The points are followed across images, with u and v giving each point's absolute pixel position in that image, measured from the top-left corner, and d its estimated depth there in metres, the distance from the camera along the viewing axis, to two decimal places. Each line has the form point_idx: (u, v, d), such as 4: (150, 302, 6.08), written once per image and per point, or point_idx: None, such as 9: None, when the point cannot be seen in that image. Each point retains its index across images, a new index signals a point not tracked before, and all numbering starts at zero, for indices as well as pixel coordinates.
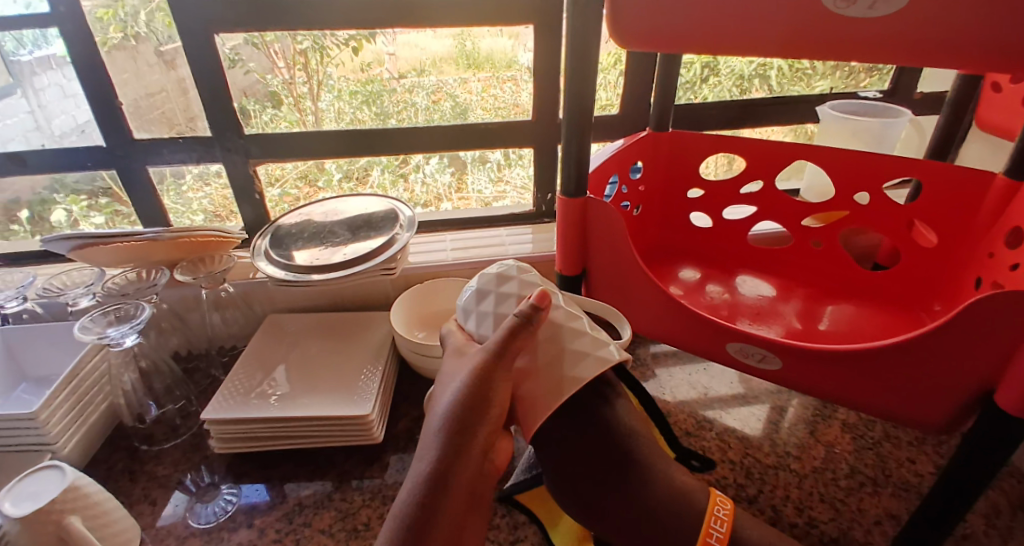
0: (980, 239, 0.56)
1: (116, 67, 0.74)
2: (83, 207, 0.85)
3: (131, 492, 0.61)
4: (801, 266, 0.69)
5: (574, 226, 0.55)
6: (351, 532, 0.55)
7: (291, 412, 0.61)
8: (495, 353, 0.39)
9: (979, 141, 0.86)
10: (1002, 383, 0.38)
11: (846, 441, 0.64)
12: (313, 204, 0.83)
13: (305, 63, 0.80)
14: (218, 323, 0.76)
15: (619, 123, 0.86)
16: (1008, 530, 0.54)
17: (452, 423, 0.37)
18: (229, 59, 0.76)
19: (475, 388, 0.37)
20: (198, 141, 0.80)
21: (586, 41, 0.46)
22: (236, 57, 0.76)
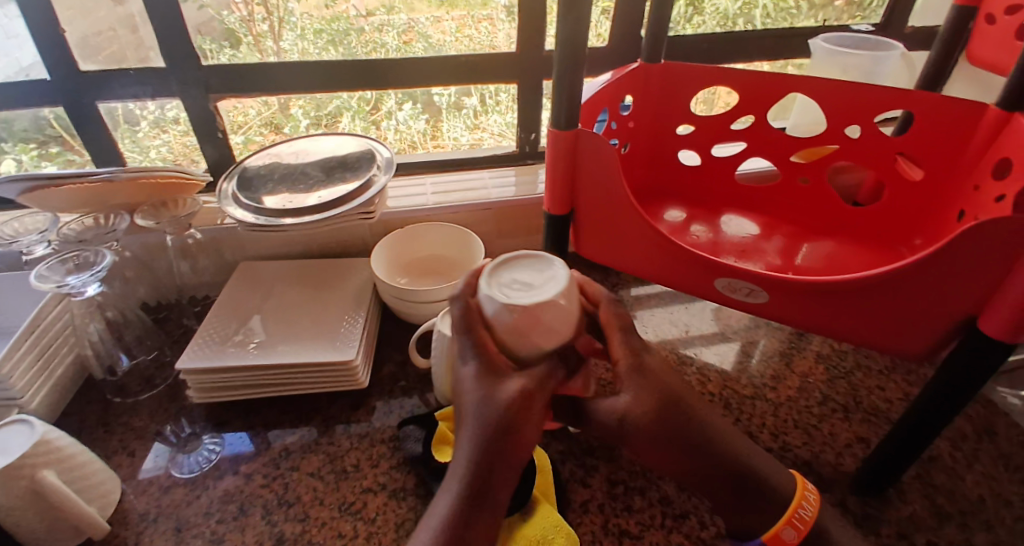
0: (967, 172, 0.56)
1: (58, 0, 0.67)
2: (33, 157, 0.79)
3: (107, 444, 0.59)
4: (786, 203, 0.68)
5: (562, 162, 0.53)
6: (340, 474, 0.55)
7: (272, 359, 0.60)
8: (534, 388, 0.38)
9: (964, 78, 0.85)
10: (987, 309, 0.38)
11: (819, 372, 0.66)
12: (281, 145, 0.78)
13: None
14: (186, 271, 0.73)
15: (605, 59, 0.81)
16: (973, 452, 0.57)
17: (487, 426, 0.37)
18: None
19: (490, 429, 0.37)
20: (152, 74, 0.73)
21: None
22: None
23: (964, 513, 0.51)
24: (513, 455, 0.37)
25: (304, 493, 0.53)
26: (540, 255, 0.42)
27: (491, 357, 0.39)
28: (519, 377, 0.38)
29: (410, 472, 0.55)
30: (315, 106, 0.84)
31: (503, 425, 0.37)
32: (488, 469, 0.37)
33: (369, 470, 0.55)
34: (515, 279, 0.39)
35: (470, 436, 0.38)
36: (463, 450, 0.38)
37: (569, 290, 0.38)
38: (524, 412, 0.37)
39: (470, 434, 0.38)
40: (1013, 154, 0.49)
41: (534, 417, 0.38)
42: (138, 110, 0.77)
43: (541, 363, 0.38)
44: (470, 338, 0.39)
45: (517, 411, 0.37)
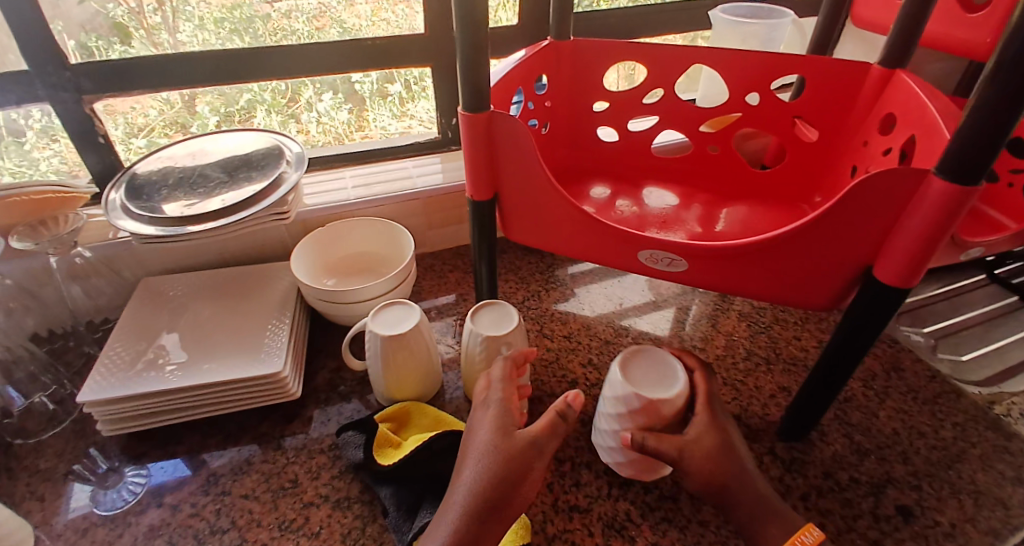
0: (859, 128, 0.60)
1: None
2: None
3: (12, 491, 0.53)
4: (702, 172, 0.70)
5: (478, 147, 0.51)
6: (277, 491, 0.53)
7: (190, 381, 0.55)
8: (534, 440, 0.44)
9: (852, 41, 0.91)
10: (881, 258, 0.41)
11: (742, 329, 0.69)
12: (171, 146, 0.71)
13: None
14: (79, 295, 0.67)
15: (518, 36, 0.81)
16: (883, 389, 0.62)
17: (492, 456, 0.43)
18: None
19: (494, 461, 0.43)
20: (13, 79, 0.64)
21: None
22: None
23: (881, 447, 0.56)
24: (514, 494, 0.43)
25: (240, 516, 0.51)
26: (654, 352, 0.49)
27: (511, 414, 0.47)
28: (528, 431, 0.45)
29: (354, 479, 0.54)
30: (223, 101, 0.77)
31: (502, 472, 0.42)
32: (485, 510, 0.42)
33: (310, 483, 0.53)
34: (648, 366, 0.48)
35: (475, 472, 0.43)
36: (469, 476, 0.43)
37: (677, 397, 0.46)
38: (522, 463, 0.43)
39: (475, 468, 0.43)
40: (897, 109, 0.53)
41: (531, 472, 0.43)
42: (22, 119, 0.68)
43: (544, 426, 0.45)
44: (504, 395, 0.48)
45: (515, 457, 0.43)
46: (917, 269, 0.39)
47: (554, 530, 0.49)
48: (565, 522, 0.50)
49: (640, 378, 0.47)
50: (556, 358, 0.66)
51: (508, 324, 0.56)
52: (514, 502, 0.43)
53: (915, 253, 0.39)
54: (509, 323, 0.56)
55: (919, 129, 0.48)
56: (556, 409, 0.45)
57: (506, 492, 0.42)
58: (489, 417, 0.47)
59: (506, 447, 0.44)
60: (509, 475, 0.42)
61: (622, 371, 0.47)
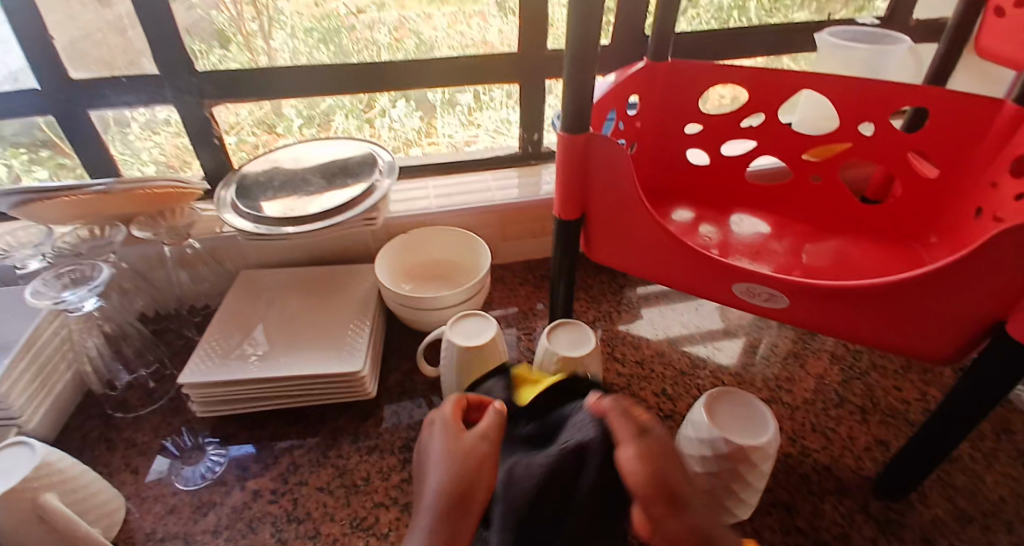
0: (983, 167, 0.55)
1: (48, 6, 0.65)
2: (24, 161, 0.75)
3: (110, 461, 0.58)
4: (797, 203, 0.67)
5: (573, 166, 0.51)
6: (350, 488, 0.54)
7: (277, 371, 0.58)
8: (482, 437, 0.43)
9: (970, 70, 0.84)
10: (1017, 314, 0.38)
11: (834, 373, 0.65)
12: (280, 150, 0.76)
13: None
14: (185, 281, 0.71)
15: (607, 57, 0.80)
16: (994, 453, 0.56)
17: (449, 457, 0.42)
18: None
19: (450, 461, 0.42)
20: (145, 81, 0.71)
21: None
22: None
23: (988, 517, 0.51)
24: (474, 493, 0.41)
25: (314, 508, 0.52)
26: (739, 397, 0.47)
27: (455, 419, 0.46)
28: (478, 431, 0.44)
29: None
30: (307, 103, 0.80)
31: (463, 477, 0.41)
32: (450, 516, 0.40)
33: (380, 483, 0.54)
34: (734, 410, 0.46)
35: (438, 476, 0.42)
36: (431, 484, 0.42)
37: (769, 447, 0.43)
38: (475, 461, 0.42)
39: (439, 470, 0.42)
40: None
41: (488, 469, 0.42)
42: (127, 112, 0.74)
43: (495, 424, 0.45)
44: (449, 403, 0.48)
45: (471, 458, 0.42)
46: None
47: None
48: None
49: (728, 424, 0.45)
50: (629, 385, 0.65)
51: (585, 346, 0.55)
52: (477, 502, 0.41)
53: None
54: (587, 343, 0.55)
55: None
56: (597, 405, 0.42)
57: (465, 492, 0.41)
58: (439, 423, 0.46)
59: (461, 448, 0.43)
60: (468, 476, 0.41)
61: (708, 410, 0.46)
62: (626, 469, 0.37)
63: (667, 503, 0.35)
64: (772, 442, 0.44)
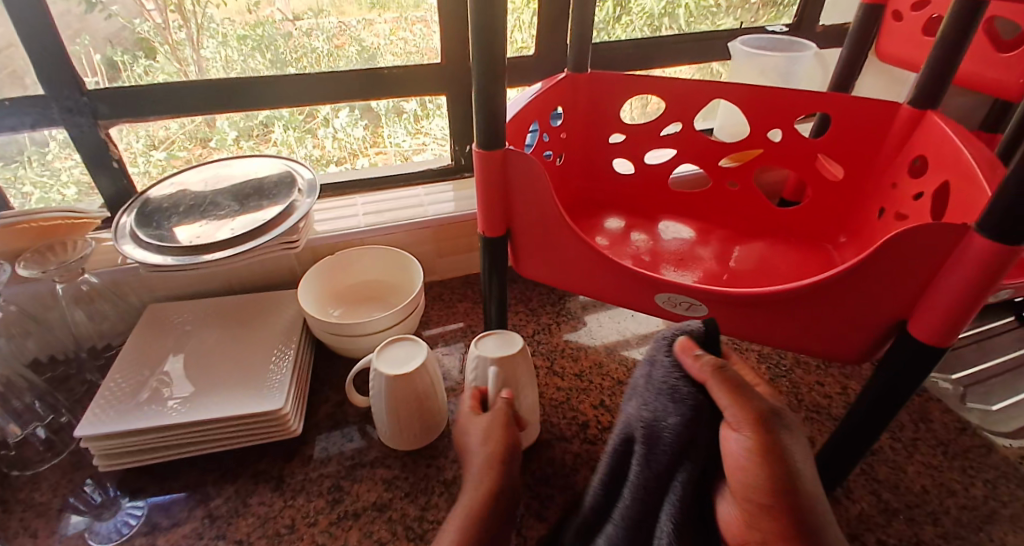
0: (886, 168, 0.58)
1: None
2: None
3: (5, 525, 0.52)
4: (720, 207, 0.68)
5: (492, 182, 0.50)
6: (273, 536, 0.51)
7: (189, 415, 0.54)
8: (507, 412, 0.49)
9: (874, 74, 0.89)
10: (916, 314, 0.39)
11: (763, 372, 0.66)
12: (185, 172, 0.71)
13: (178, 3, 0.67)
14: (82, 320, 0.64)
15: (534, 67, 0.80)
16: (912, 442, 0.59)
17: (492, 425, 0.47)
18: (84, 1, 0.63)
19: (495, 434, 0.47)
20: (30, 103, 0.65)
21: None
22: None
23: (909, 507, 0.53)
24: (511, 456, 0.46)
25: None
26: None
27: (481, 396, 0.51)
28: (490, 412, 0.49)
29: (354, 526, 0.51)
30: (242, 116, 0.76)
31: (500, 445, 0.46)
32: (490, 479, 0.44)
33: (307, 529, 0.51)
34: None
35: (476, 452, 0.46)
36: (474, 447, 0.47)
37: None
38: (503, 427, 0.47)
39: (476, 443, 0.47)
40: (929, 150, 0.51)
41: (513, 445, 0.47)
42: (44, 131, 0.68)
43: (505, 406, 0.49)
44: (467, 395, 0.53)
45: (499, 433, 0.47)
46: (955, 327, 0.37)
47: None
48: None
49: None
50: (568, 398, 0.64)
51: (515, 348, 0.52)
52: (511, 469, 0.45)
53: (955, 311, 0.36)
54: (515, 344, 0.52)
55: (952, 176, 0.46)
56: (699, 368, 0.34)
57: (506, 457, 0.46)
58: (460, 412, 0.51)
59: (486, 426, 0.47)
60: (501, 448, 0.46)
61: None
62: (735, 457, 0.32)
63: (781, 519, 0.30)
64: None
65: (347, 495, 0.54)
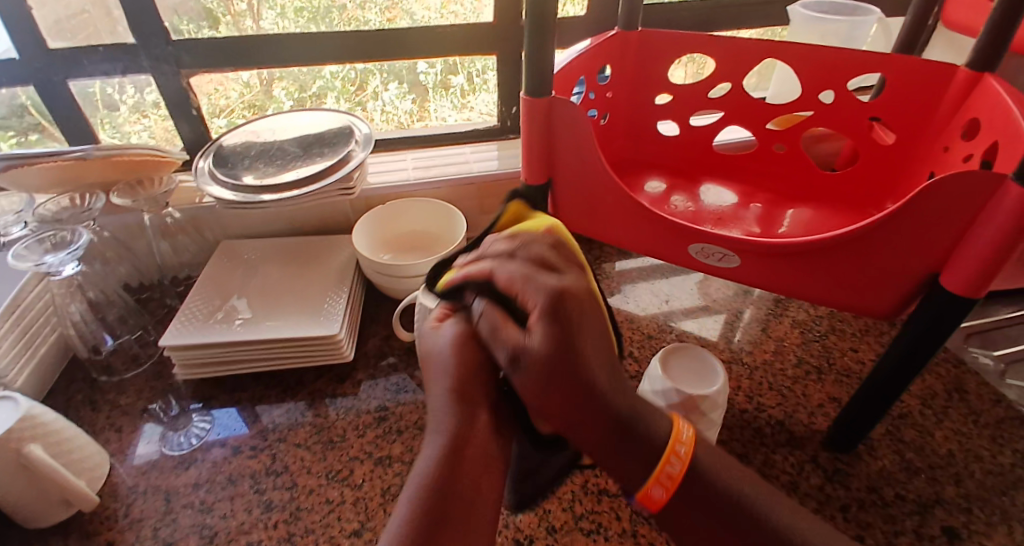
0: (939, 134, 0.57)
1: None
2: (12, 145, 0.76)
3: (95, 421, 0.60)
4: (763, 171, 0.69)
5: (538, 131, 0.52)
6: (326, 443, 0.57)
7: (255, 334, 0.61)
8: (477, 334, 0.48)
9: (942, 42, 0.86)
10: (949, 265, 0.40)
11: (795, 335, 0.67)
12: (257, 121, 0.77)
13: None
14: (166, 250, 0.73)
15: (584, 27, 0.81)
16: (943, 409, 0.59)
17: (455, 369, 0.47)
18: None
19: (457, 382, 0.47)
20: (121, 51, 0.71)
21: None
22: None
23: (933, 467, 0.54)
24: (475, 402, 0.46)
25: (291, 462, 0.55)
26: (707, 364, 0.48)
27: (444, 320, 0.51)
28: (451, 327, 0.49)
29: (397, 441, 0.57)
30: (298, 88, 0.83)
31: (459, 362, 0.47)
32: (454, 414, 0.45)
33: (355, 440, 0.57)
34: (689, 364, 0.49)
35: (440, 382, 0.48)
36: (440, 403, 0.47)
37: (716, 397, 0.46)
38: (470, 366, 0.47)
39: (439, 374, 0.48)
40: (981, 114, 0.50)
41: (481, 358, 0.48)
42: (116, 94, 0.76)
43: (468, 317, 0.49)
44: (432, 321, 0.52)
45: (461, 350, 0.48)
46: (988, 279, 0.38)
47: (582, 510, 0.50)
48: (593, 504, 0.50)
49: (680, 375, 0.48)
50: None
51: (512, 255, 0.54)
52: (476, 390, 0.47)
53: (988, 260, 0.37)
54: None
55: (1003, 135, 0.46)
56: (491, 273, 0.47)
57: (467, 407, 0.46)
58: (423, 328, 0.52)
59: (455, 349, 0.48)
60: (464, 365, 0.47)
61: (662, 364, 0.48)
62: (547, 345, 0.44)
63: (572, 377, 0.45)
64: (722, 392, 0.46)
65: (392, 414, 0.59)
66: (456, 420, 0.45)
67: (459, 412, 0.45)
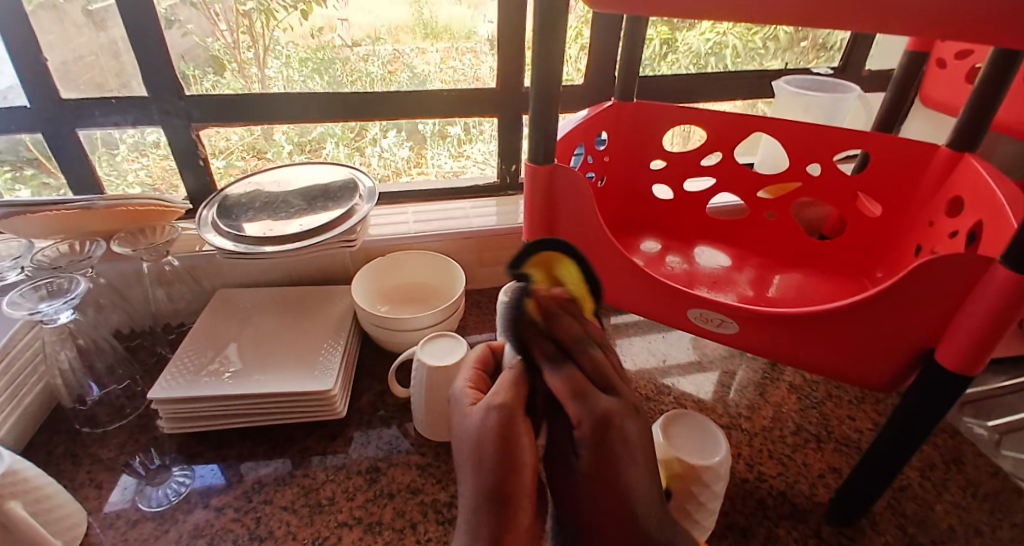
0: (922, 209, 0.59)
1: (43, 28, 0.67)
2: (5, 179, 0.76)
3: (74, 476, 0.57)
4: (756, 236, 0.71)
5: (541, 196, 0.54)
6: (315, 507, 0.55)
7: (246, 389, 0.59)
8: (509, 414, 0.34)
9: (920, 119, 0.92)
10: (942, 341, 0.41)
11: (792, 401, 0.67)
12: (261, 172, 0.78)
13: (250, 26, 0.74)
14: (161, 298, 0.72)
15: (582, 94, 0.85)
16: (942, 481, 0.59)
17: (486, 456, 0.33)
18: (165, 19, 0.70)
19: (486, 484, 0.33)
20: (133, 103, 0.73)
21: (552, 17, 0.43)
22: (172, 17, 0.70)
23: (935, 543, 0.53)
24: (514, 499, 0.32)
25: (278, 527, 0.53)
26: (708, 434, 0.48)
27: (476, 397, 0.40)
28: (488, 412, 0.35)
29: (388, 505, 0.55)
30: (298, 131, 0.83)
31: (496, 455, 0.33)
32: (486, 511, 0.32)
33: (345, 503, 0.55)
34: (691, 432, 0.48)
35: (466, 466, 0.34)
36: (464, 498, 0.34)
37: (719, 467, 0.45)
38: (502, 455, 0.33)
39: (465, 461, 0.35)
40: (963, 192, 0.52)
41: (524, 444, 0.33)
42: (117, 135, 0.76)
43: (511, 390, 0.35)
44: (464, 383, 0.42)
45: (493, 442, 0.33)
46: (980, 356, 0.39)
47: None
48: None
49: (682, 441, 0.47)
50: None
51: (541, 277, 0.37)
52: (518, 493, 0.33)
53: (979, 339, 0.38)
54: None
55: (985, 215, 0.48)
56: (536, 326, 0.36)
57: (503, 496, 0.32)
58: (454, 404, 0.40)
59: (483, 429, 0.34)
60: (502, 463, 0.33)
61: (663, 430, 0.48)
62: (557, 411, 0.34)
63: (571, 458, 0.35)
64: (725, 462, 0.46)
65: (384, 476, 0.58)
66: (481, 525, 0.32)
67: (489, 507, 0.32)
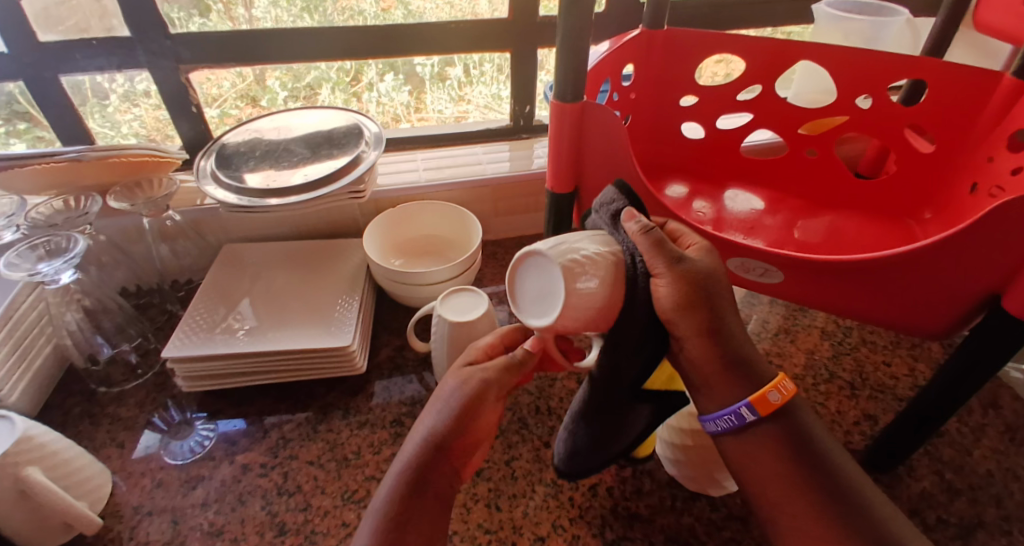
0: (979, 144, 0.55)
1: None
2: None
3: (94, 437, 0.56)
4: (793, 177, 0.67)
5: (568, 137, 0.50)
6: (341, 462, 0.54)
7: (264, 347, 0.58)
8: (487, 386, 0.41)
9: (965, 46, 0.85)
10: (1011, 288, 0.37)
11: (824, 348, 0.65)
12: (259, 119, 0.73)
13: None
14: (165, 254, 0.70)
15: (602, 25, 0.78)
16: (980, 426, 0.57)
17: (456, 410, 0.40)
18: None
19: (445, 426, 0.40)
20: (118, 45, 0.67)
21: None
22: None
23: (973, 488, 0.52)
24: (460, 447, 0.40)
25: (305, 482, 0.52)
26: None
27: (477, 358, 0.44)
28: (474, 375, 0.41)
29: None
30: (292, 78, 0.79)
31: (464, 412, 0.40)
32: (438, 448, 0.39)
33: (371, 458, 0.54)
34: None
35: (433, 414, 0.41)
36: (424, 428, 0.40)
37: None
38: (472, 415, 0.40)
39: (437, 407, 0.41)
40: None
41: (487, 415, 0.41)
42: (106, 83, 0.71)
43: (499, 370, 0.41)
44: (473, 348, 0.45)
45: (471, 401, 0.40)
46: None
47: (614, 536, 0.47)
48: (625, 529, 0.47)
49: None
50: None
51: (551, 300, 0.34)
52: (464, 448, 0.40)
53: None
54: (548, 314, 0.35)
55: None
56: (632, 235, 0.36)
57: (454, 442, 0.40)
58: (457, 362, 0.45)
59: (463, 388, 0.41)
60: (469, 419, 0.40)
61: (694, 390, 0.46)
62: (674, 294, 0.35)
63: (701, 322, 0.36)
64: None
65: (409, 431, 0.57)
66: (423, 459, 0.39)
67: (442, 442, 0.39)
